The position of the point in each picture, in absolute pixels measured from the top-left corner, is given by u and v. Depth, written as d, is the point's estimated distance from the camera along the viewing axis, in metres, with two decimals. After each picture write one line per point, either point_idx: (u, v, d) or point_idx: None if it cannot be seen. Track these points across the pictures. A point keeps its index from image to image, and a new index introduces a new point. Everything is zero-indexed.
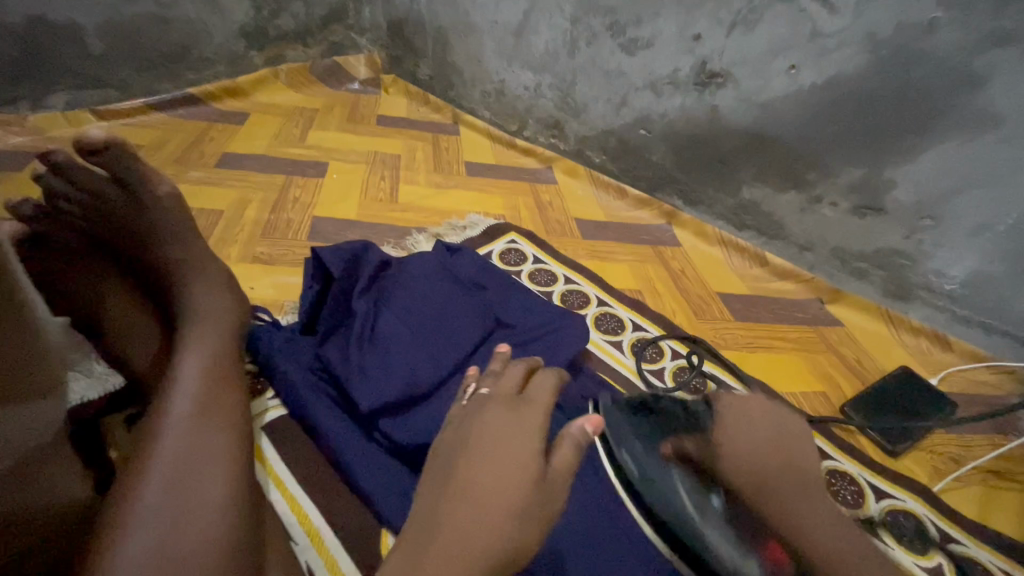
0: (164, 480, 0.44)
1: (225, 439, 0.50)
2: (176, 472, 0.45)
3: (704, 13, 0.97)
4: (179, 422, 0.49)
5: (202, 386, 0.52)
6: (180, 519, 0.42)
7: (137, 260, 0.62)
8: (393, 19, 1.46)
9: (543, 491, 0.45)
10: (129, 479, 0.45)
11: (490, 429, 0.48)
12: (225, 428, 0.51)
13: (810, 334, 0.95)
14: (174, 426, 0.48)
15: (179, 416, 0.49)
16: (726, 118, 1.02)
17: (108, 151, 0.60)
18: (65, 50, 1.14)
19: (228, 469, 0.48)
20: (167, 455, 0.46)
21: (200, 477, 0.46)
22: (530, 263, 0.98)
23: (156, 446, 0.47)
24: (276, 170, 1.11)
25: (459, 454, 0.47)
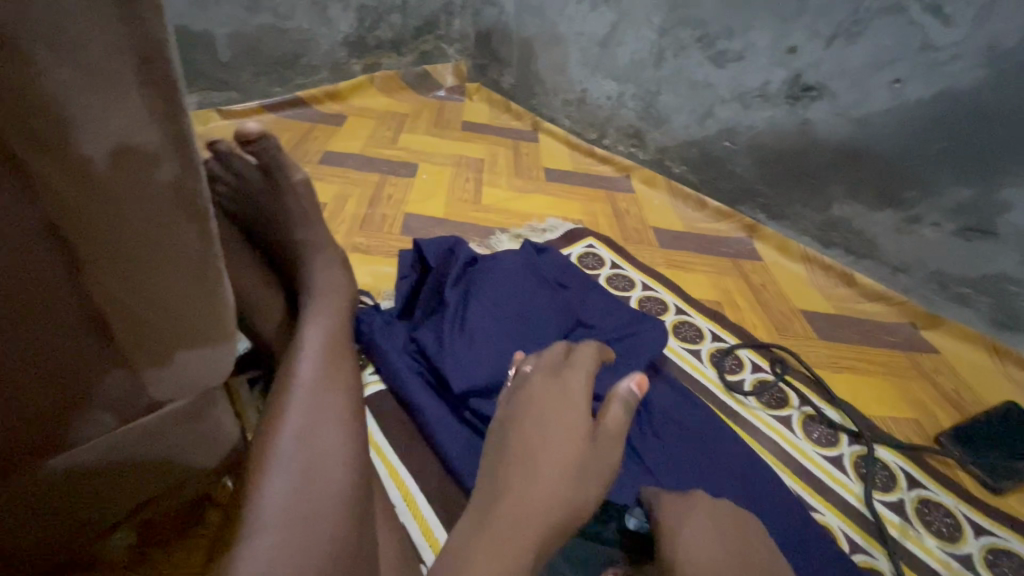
0: (296, 430, 0.50)
1: (342, 400, 0.55)
2: (306, 426, 0.50)
3: (802, 25, 0.95)
4: (306, 383, 0.54)
5: (322, 351, 0.58)
6: (311, 465, 0.47)
7: (270, 238, 0.70)
8: (481, 31, 1.54)
9: (594, 452, 0.50)
10: (268, 430, 0.50)
11: (545, 402, 0.53)
12: (343, 392, 0.55)
13: (902, 359, 0.90)
14: (301, 385, 0.54)
15: (305, 377, 0.54)
16: (820, 132, 1.00)
17: (259, 143, 0.68)
18: (198, 56, 1.28)
19: (346, 427, 0.52)
20: (297, 409, 0.51)
21: (325, 431, 0.51)
22: (607, 268, 1.00)
23: (287, 402, 0.52)
24: (370, 169, 1.19)
25: (511, 423, 0.52)
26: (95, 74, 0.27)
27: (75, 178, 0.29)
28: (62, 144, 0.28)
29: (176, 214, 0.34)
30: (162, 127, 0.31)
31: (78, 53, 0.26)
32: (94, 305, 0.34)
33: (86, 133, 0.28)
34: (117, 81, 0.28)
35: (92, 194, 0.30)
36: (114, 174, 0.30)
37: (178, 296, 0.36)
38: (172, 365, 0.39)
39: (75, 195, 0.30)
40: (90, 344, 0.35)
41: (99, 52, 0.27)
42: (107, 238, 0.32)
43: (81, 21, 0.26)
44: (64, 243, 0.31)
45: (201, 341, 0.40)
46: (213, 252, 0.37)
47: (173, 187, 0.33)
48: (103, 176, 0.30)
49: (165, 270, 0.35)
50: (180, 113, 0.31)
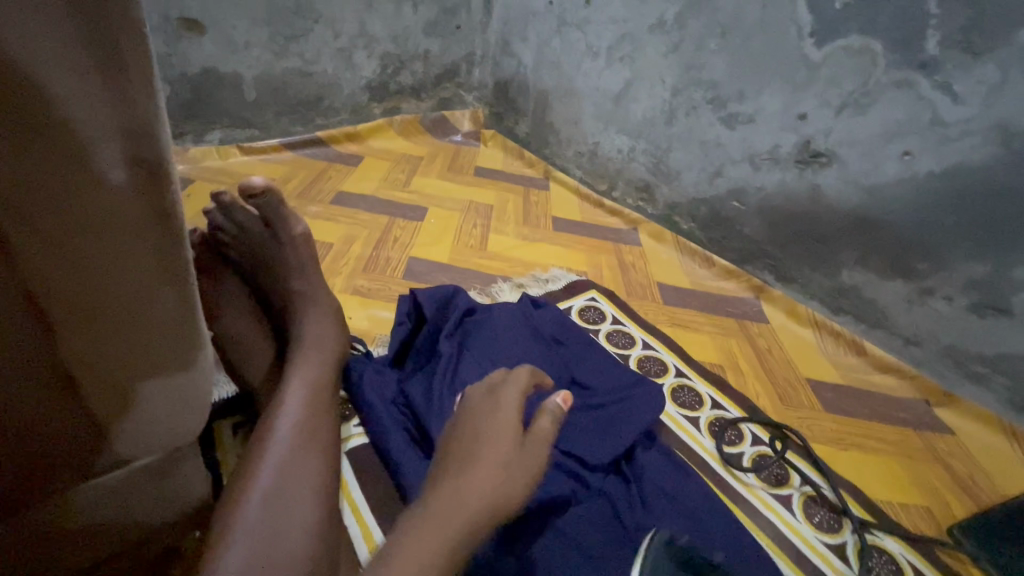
0: (266, 491, 0.49)
1: (319, 460, 0.53)
2: (276, 487, 0.49)
3: (811, 93, 0.96)
4: (285, 439, 0.53)
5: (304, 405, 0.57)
6: (276, 532, 0.46)
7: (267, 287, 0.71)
8: (499, 80, 1.58)
9: (523, 454, 0.52)
10: (238, 489, 0.49)
11: (474, 415, 0.55)
12: (320, 451, 0.54)
13: (913, 439, 0.86)
14: (278, 442, 0.53)
15: (282, 433, 0.54)
16: (830, 198, 0.99)
17: (262, 196, 0.70)
18: (226, 95, 1.34)
19: (318, 489, 0.51)
20: (270, 469, 0.51)
21: (296, 494, 0.50)
22: (608, 323, 0.98)
23: (261, 459, 0.51)
24: (381, 211, 1.21)
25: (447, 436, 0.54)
26: (80, 149, 0.28)
27: (54, 246, 0.30)
28: (43, 215, 0.29)
29: (158, 277, 0.34)
30: (148, 198, 0.32)
31: (64, 129, 0.28)
32: (65, 370, 0.33)
33: (69, 205, 0.29)
34: (102, 156, 0.29)
35: (70, 262, 0.31)
36: (95, 244, 0.31)
37: (155, 357, 0.37)
38: (144, 425, 0.39)
39: (55, 262, 0.30)
40: (60, 409, 0.34)
41: (86, 127, 0.28)
42: (83, 303, 0.32)
43: (69, 100, 0.27)
44: (38, 311, 0.31)
45: (177, 401, 0.39)
46: (194, 313, 0.37)
47: (154, 253, 0.33)
48: (83, 247, 0.31)
49: (146, 333, 0.35)
50: (167, 182, 0.32)
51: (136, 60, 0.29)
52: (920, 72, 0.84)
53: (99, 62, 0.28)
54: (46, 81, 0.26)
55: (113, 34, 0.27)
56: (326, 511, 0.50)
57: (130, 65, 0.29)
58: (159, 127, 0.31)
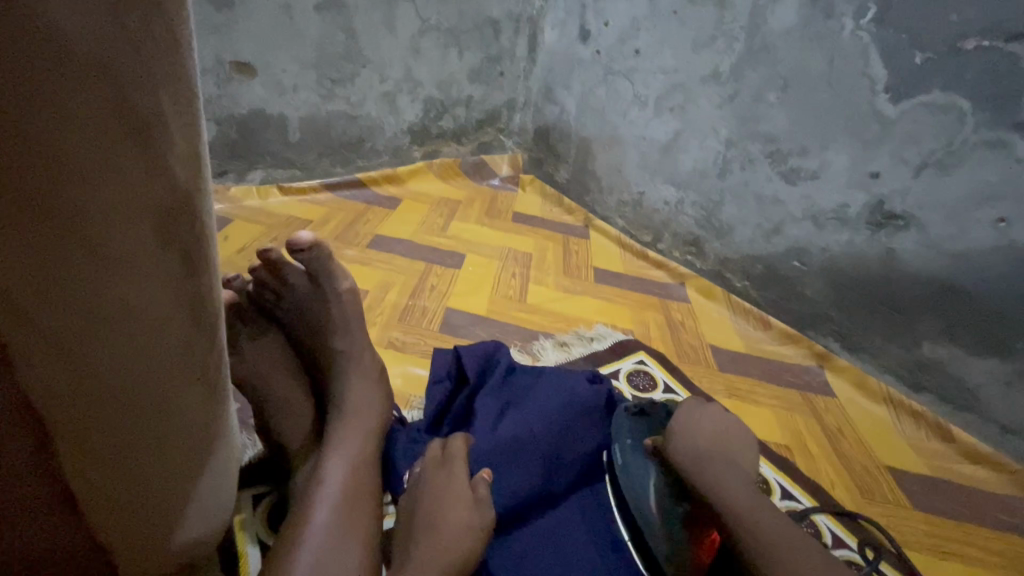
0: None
1: (358, 556, 0.48)
2: None
3: (886, 151, 0.90)
4: (318, 534, 0.48)
5: (343, 493, 0.51)
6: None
7: (307, 344, 0.67)
8: (541, 126, 1.57)
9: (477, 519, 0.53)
10: None
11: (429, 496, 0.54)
12: (356, 548, 0.48)
13: (1022, 549, 0.74)
14: (311, 538, 0.48)
15: (317, 527, 0.48)
16: (907, 264, 0.91)
17: (312, 250, 0.66)
18: (270, 135, 1.34)
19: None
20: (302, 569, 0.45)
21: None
22: (659, 391, 0.90)
23: (293, 556, 0.46)
24: (417, 257, 1.17)
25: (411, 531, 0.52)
26: (112, 226, 0.25)
27: (62, 352, 0.26)
28: (48, 305, 0.24)
29: (183, 366, 0.31)
30: (179, 284, 0.29)
31: (94, 218, 0.24)
32: (72, 486, 0.29)
33: (91, 297, 0.26)
34: (135, 240, 0.26)
35: (82, 368, 0.27)
36: (119, 340, 0.27)
37: (170, 464, 0.32)
38: (157, 544, 0.34)
39: (67, 369, 0.26)
40: (58, 526, 0.31)
41: (135, 185, 0.25)
42: (92, 413, 0.28)
43: (107, 182, 0.24)
44: (43, 425, 0.27)
45: (193, 510, 0.35)
46: (220, 405, 0.35)
47: (183, 342, 0.30)
48: (120, 321, 0.27)
49: (167, 430, 0.31)
50: (201, 266, 0.30)
51: (179, 133, 0.27)
52: (1015, 133, 0.77)
53: (147, 139, 0.25)
54: (82, 166, 0.23)
55: (161, 108, 0.26)
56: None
57: (177, 143, 0.27)
58: (198, 205, 0.29)
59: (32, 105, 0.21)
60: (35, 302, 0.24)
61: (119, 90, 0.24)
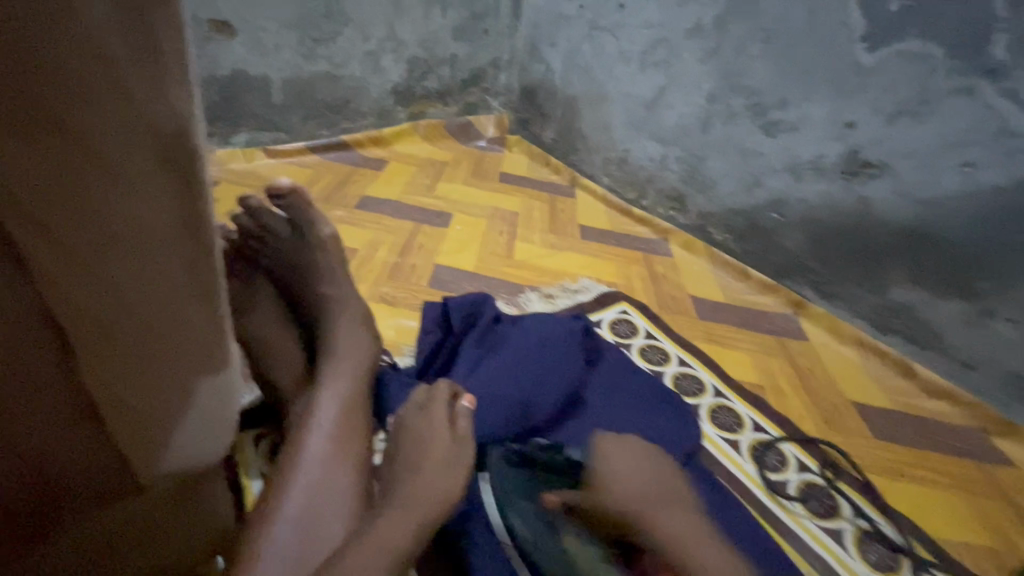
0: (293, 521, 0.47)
1: (352, 484, 0.51)
2: (304, 512, 0.48)
3: (862, 101, 0.92)
4: (313, 458, 0.51)
5: (334, 422, 0.54)
6: (306, 565, 0.45)
7: (295, 291, 0.70)
8: (527, 85, 1.56)
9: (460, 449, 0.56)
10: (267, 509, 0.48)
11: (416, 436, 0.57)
12: (350, 470, 0.52)
13: (973, 472, 0.80)
14: (308, 462, 0.51)
15: (312, 452, 0.52)
16: (879, 211, 0.94)
17: (291, 197, 0.70)
18: (253, 97, 1.33)
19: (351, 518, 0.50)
20: (297, 493, 0.49)
21: (326, 529, 0.48)
22: (640, 338, 0.94)
23: (289, 482, 0.50)
24: (406, 216, 1.18)
25: (399, 466, 0.54)
26: (105, 145, 0.27)
27: (72, 261, 0.29)
28: (55, 218, 0.27)
29: (182, 286, 0.33)
30: (176, 207, 0.31)
31: (91, 134, 0.27)
32: (86, 392, 0.33)
33: (92, 210, 0.28)
34: (129, 158, 0.28)
35: (90, 279, 0.29)
36: (120, 254, 0.30)
37: (172, 375, 0.35)
38: (164, 449, 0.38)
39: (77, 278, 0.29)
40: (75, 433, 0.34)
41: (124, 105, 0.27)
42: (101, 322, 0.31)
43: (100, 99, 0.26)
44: (59, 330, 0.30)
45: (197, 421, 0.38)
46: (221, 328, 0.37)
47: (181, 265, 0.33)
48: (118, 237, 0.29)
49: (170, 344, 0.34)
50: (199, 193, 0.32)
51: (170, 56, 0.27)
52: (985, 79, 0.79)
53: (134, 59, 0.26)
54: (77, 85, 0.25)
55: (148, 29, 0.26)
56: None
57: (175, 69, 0.28)
58: (197, 133, 0.30)
59: (23, 25, 0.23)
60: (44, 214, 0.27)
61: (108, 9, 0.25)
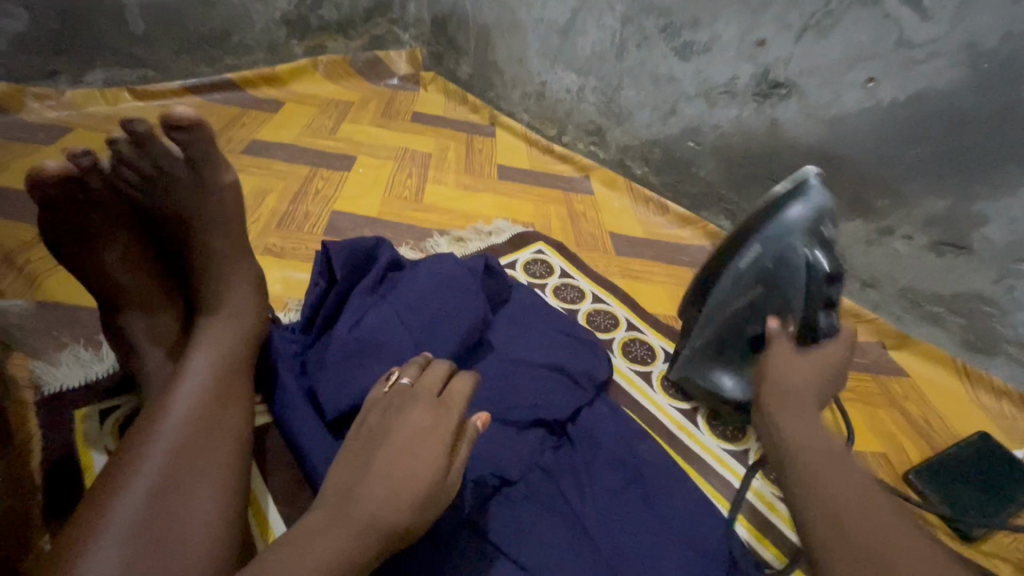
0: (151, 487, 0.44)
1: (224, 450, 0.49)
2: (165, 480, 0.45)
3: (771, 16, 0.87)
4: (180, 422, 0.49)
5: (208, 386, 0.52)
6: (164, 534, 0.42)
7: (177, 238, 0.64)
8: (437, 15, 1.42)
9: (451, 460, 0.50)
10: (120, 474, 0.45)
11: (408, 434, 0.49)
12: (223, 438, 0.50)
13: (869, 384, 0.83)
14: (172, 425, 0.48)
15: (180, 416, 0.49)
16: (789, 134, 0.92)
17: (191, 131, 0.62)
18: (107, 27, 1.14)
19: (223, 485, 0.47)
20: (156, 460, 0.46)
21: (191, 495, 0.45)
22: (556, 277, 0.90)
23: (145, 450, 0.46)
24: (301, 161, 1.07)
25: (370, 455, 0.49)
26: None
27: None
28: None
29: None
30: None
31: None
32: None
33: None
34: None
35: None
36: None
37: None
38: None
39: None
40: None
41: None
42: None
43: None
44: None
45: None
46: None
47: None
48: None
49: None
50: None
51: None
52: None
53: None
54: None
55: None
56: (230, 516, 0.46)
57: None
58: None
59: None
60: None
61: None
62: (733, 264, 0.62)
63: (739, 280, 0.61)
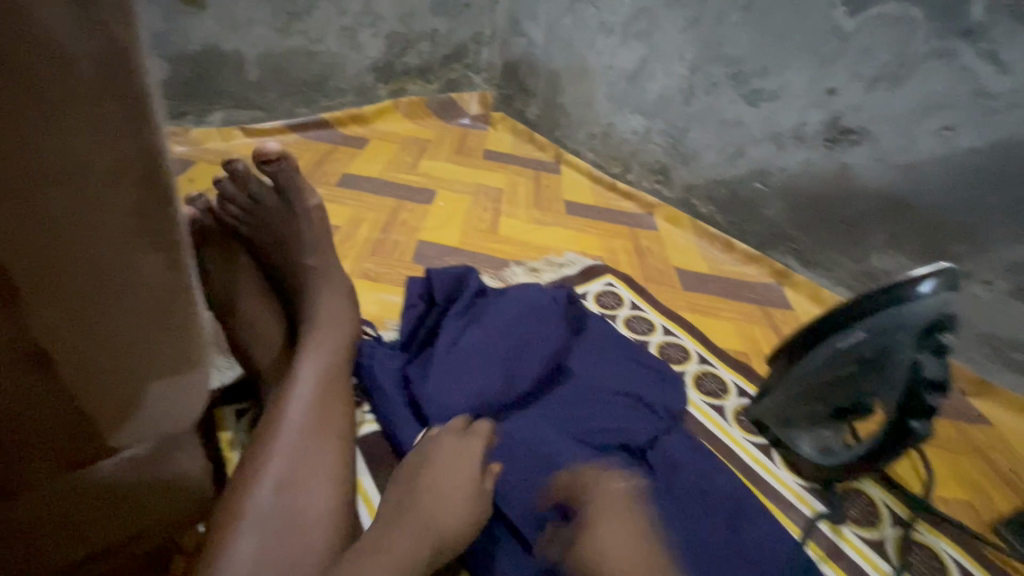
0: (275, 486, 0.48)
1: (334, 449, 0.53)
2: (287, 477, 0.49)
3: (842, 66, 0.91)
4: (296, 425, 0.53)
5: (316, 393, 0.56)
6: (291, 525, 0.46)
7: (273, 259, 0.72)
8: (509, 61, 1.54)
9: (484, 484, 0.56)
10: (249, 472, 0.49)
11: (449, 456, 0.56)
12: (332, 438, 0.54)
13: (948, 430, 0.82)
14: (287, 428, 0.52)
15: (294, 420, 0.53)
16: (860, 178, 0.94)
17: (278, 163, 0.70)
18: (227, 74, 1.29)
19: (335, 485, 0.51)
20: (277, 459, 0.50)
21: (307, 492, 0.49)
22: (626, 309, 0.94)
23: (266, 452, 0.50)
24: (388, 194, 1.17)
25: (418, 473, 0.55)
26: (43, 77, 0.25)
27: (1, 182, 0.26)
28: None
29: (129, 232, 0.31)
30: (125, 140, 0.29)
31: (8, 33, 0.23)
32: (35, 342, 0.30)
33: (24, 131, 0.26)
34: (45, 79, 0.25)
35: (33, 219, 0.27)
36: (52, 199, 0.27)
37: (137, 329, 0.34)
38: (137, 407, 0.37)
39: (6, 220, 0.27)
40: (38, 394, 0.32)
41: (51, 39, 0.25)
42: (42, 260, 0.28)
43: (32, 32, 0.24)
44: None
45: (166, 380, 0.37)
46: (183, 277, 0.35)
47: (129, 210, 0.30)
48: (49, 182, 0.27)
49: (125, 296, 0.32)
50: (152, 133, 0.30)
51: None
52: (963, 41, 0.79)
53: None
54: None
55: None
56: (340, 511, 0.50)
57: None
58: (135, 58, 0.28)
59: None
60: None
61: None
62: (835, 344, 0.61)
63: (837, 356, 0.61)
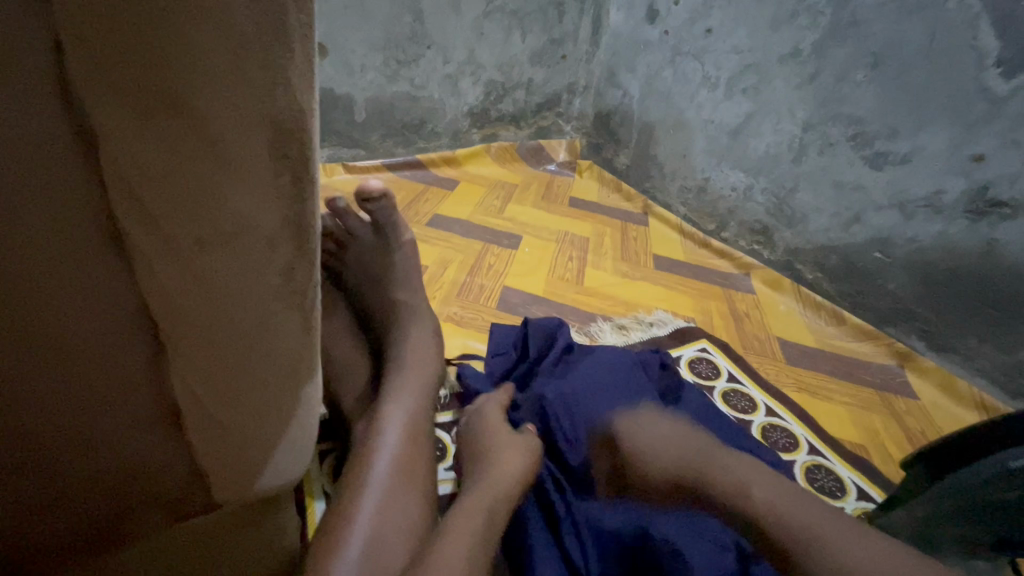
0: (363, 544, 0.44)
1: (418, 505, 0.49)
2: (373, 535, 0.45)
3: (992, 132, 0.82)
4: (383, 479, 0.49)
5: (401, 443, 0.53)
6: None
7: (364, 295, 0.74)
8: (601, 111, 1.54)
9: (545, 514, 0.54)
10: (338, 527, 0.46)
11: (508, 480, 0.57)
12: (416, 493, 0.50)
13: None
14: (375, 480, 0.49)
15: (382, 471, 0.50)
16: (1011, 257, 0.83)
17: (379, 201, 0.73)
18: (335, 115, 1.37)
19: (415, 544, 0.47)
20: (364, 513, 0.47)
21: (390, 552, 0.45)
22: (723, 380, 0.86)
23: (354, 505, 0.47)
24: (474, 237, 1.17)
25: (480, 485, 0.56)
26: (232, 151, 0.25)
27: (171, 257, 0.26)
28: (168, 225, 0.25)
29: (274, 297, 0.30)
30: (283, 211, 0.28)
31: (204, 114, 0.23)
32: (172, 398, 0.31)
33: (203, 202, 0.25)
34: (234, 153, 0.25)
35: (197, 285, 0.27)
36: (216, 268, 0.27)
37: (264, 392, 0.33)
38: (248, 469, 0.36)
39: (170, 285, 0.27)
40: (162, 444, 0.32)
41: (243, 116, 0.24)
42: (194, 323, 0.28)
43: (230, 110, 0.24)
44: (151, 325, 0.28)
45: (282, 442, 0.36)
46: (311, 337, 0.34)
47: (277, 276, 0.30)
48: (215, 253, 0.27)
49: (260, 359, 0.32)
50: (308, 199, 0.29)
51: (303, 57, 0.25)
52: None
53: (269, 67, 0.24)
54: (202, 76, 0.22)
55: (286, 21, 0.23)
56: None
57: (298, 57, 0.24)
58: (308, 127, 0.27)
59: (180, 33, 0.21)
60: (161, 211, 0.25)
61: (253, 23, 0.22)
62: (1004, 458, 0.50)
63: (998, 472, 0.50)
